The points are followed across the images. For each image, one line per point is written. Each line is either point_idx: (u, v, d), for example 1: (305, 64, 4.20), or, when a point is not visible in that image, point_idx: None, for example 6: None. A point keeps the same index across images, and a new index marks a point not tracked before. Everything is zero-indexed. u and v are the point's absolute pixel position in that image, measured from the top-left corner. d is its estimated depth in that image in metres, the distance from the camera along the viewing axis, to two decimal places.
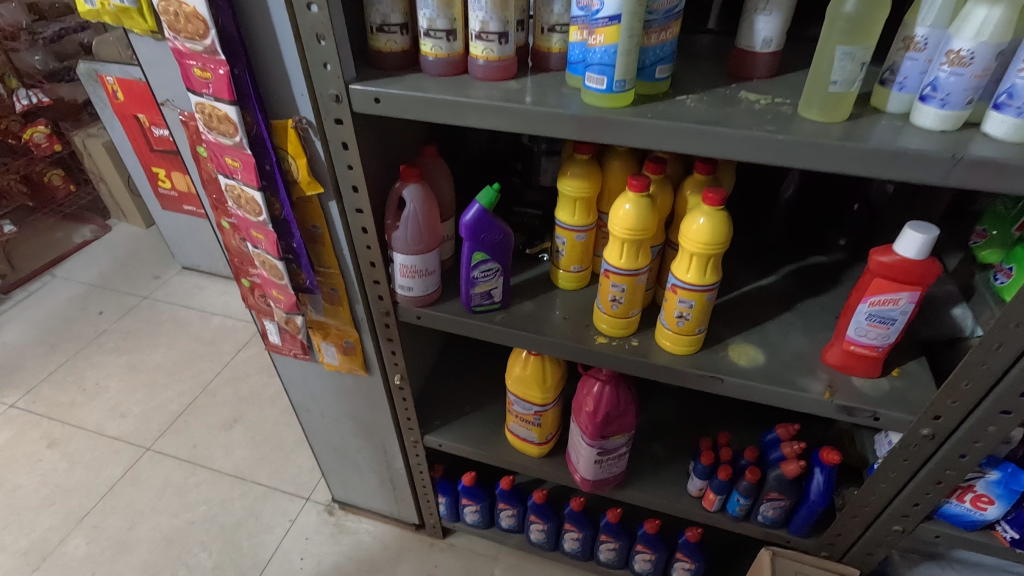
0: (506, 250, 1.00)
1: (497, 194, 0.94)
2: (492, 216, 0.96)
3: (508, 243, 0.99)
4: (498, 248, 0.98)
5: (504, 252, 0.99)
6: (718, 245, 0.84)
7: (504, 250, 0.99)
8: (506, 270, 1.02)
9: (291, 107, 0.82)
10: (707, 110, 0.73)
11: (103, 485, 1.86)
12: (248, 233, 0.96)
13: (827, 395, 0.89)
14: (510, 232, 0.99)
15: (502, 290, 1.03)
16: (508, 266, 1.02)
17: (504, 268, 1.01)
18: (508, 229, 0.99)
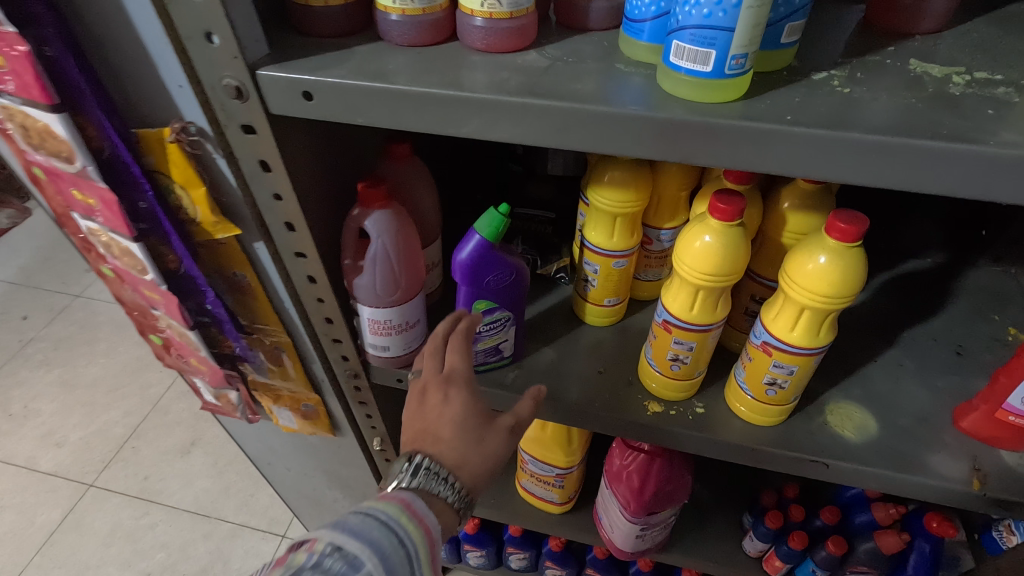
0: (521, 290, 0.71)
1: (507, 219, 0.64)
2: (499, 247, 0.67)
3: (523, 282, 0.70)
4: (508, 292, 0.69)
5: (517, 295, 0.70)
6: (846, 297, 0.56)
7: (518, 292, 0.70)
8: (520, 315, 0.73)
9: (166, 105, 0.50)
10: (875, 96, 0.42)
11: (40, 533, 1.58)
12: (138, 290, 0.64)
13: (975, 484, 0.65)
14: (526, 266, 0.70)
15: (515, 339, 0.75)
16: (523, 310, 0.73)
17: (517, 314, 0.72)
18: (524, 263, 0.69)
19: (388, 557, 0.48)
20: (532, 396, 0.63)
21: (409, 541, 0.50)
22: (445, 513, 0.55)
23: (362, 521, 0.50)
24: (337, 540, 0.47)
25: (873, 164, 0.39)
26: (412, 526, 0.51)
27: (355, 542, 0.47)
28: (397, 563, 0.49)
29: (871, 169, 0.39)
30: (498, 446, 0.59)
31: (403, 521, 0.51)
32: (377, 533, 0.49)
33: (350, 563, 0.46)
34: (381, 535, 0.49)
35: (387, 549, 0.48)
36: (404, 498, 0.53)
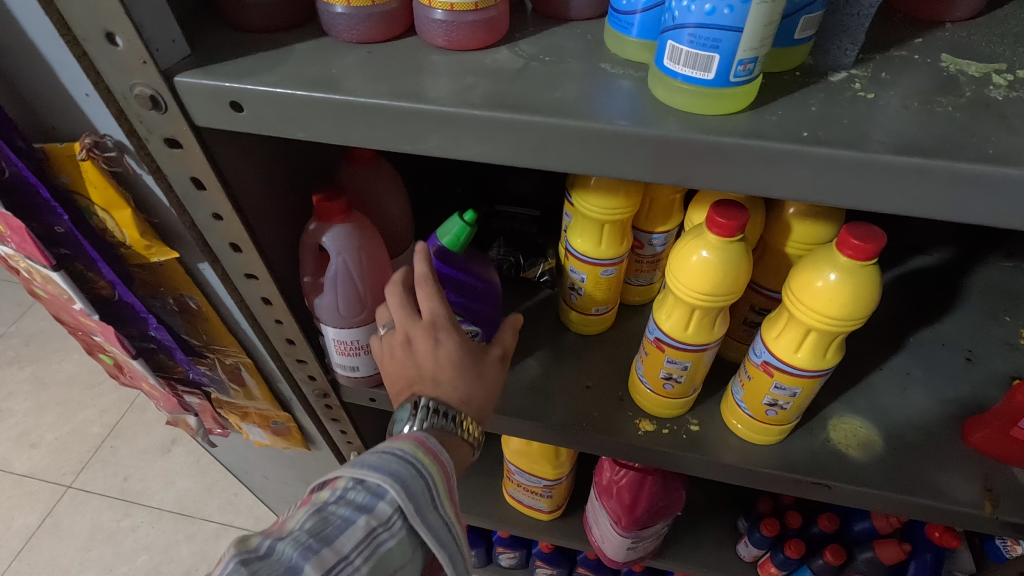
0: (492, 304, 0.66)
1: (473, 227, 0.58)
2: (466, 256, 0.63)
3: (494, 295, 0.65)
4: (478, 305, 0.64)
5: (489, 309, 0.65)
6: (857, 318, 0.51)
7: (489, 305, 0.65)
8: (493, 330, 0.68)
9: (78, 116, 0.43)
10: (904, 104, 0.36)
11: (16, 539, 1.47)
12: (70, 315, 0.58)
13: (987, 507, 0.60)
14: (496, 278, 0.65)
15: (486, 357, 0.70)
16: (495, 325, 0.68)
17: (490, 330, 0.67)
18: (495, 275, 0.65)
19: (411, 486, 0.43)
20: (513, 324, 0.57)
21: (431, 471, 0.45)
22: (458, 451, 0.51)
23: (380, 454, 0.45)
24: (357, 472, 0.43)
25: (901, 190, 0.33)
26: (432, 455, 0.46)
27: (377, 472, 0.43)
28: (420, 491, 0.43)
29: (899, 196, 0.33)
30: (493, 375, 0.54)
31: (422, 451, 0.45)
32: (398, 463, 0.44)
33: (374, 493, 0.42)
34: (403, 464, 0.44)
35: (410, 478, 0.43)
36: (417, 432, 0.48)
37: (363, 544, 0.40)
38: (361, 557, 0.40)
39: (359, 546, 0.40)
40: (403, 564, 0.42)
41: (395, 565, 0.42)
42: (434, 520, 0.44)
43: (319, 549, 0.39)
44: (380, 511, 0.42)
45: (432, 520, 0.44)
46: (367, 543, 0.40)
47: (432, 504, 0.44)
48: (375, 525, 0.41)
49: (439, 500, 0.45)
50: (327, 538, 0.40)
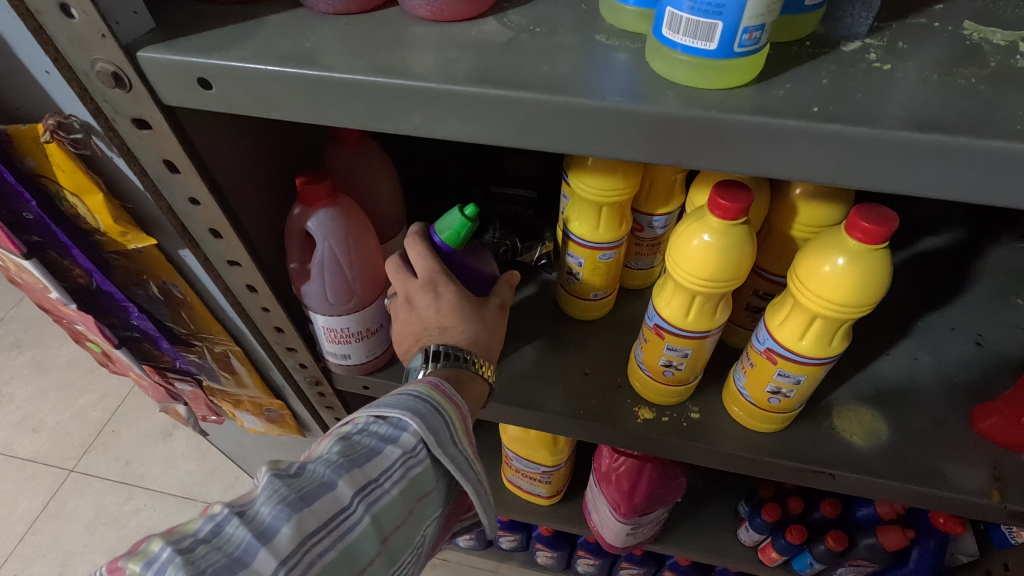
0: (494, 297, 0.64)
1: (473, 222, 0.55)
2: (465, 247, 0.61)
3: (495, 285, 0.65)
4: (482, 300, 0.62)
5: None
6: (866, 305, 0.48)
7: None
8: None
9: (41, 96, 0.40)
10: (922, 76, 0.33)
11: (21, 522, 1.48)
12: (50, 304, 0.56)
13: (994, 496, 0.59)
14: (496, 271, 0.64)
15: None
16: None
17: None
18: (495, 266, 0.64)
19: (433, 419, 0.43)
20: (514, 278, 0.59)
21: (451, 406, 0.45)
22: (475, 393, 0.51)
23: (400, 390, 0.45)
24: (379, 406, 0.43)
25: (918, 171, 0.31)
26: (450, 391, 0.46)
27: (399, 406, 0.43)
28: (441, 424, 0.43)
29: (915, 177, 0.31)
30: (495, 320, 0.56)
31: (440, 387, 0.45)
32: (419, 395, 0.44)
33: (397, 425, 0.42)
34: (423, 399, 0.44)
35: (432, 409, 0.43)
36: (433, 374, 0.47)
37: (391, 471, 0.40)
38: (391, 483, 0.39)
39: (388, 471, 0.40)
40: (430, 494, 0.42)
41: (422, 492, 0.41)
42: (457, 452, 0.44)
43: (348, 473, 0.38)
44: (406, 440, 0.41)
45: (454, 452, 0.43)
46: (394, 470, 0.40)
47: (454, 436, 0.44)
48: (402, 453, 0.41)
49: (460, 433, 0.45)
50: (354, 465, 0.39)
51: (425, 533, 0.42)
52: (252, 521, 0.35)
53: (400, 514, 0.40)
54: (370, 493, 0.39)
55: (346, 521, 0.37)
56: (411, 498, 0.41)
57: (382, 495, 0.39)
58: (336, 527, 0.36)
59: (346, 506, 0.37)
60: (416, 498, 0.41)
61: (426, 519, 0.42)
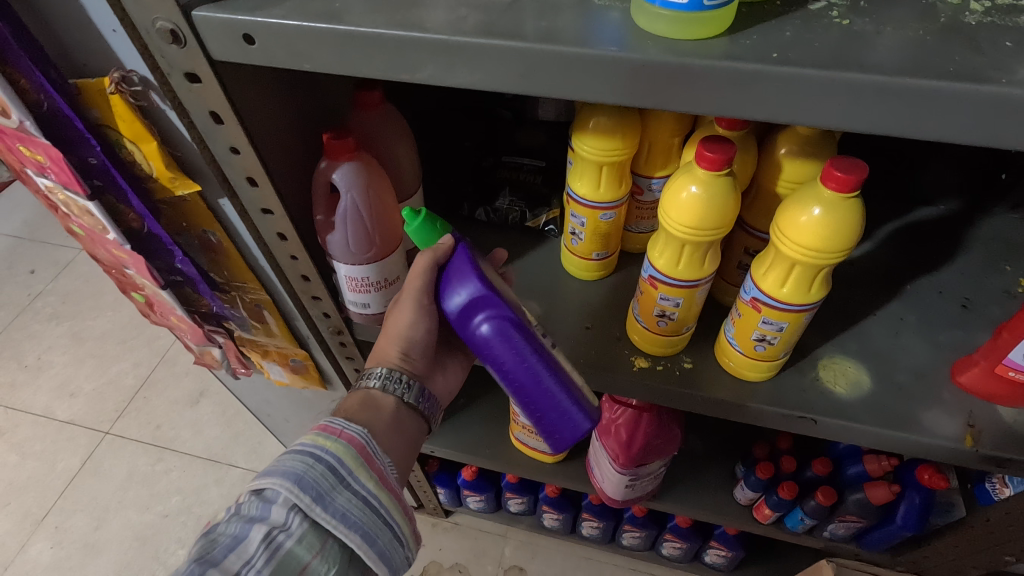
0: (494, 331, 0.55)
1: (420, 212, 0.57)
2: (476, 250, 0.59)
3: (474, 303, 0.56)
4: (460, 325, 0.57)
5: (478, 334, 0.56)
6: (840, 250, 0.52)
7: (507, 350, 0.56)
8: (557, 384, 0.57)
9: (107, 54, 0.47)
10: (879, 29, 0.38)
11: (61, 479, 1.54)
12: (107, 249, 0.63)
13: (968, 442, 0.63)
14: (474, 289, 0.56)
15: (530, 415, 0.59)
16: (553, 378, 0.57)
17: (504, 373, 0.57)
18: (477, 279, 0.56)
19: (303, 485, 0.49)
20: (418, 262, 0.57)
21: (334, 455, 0.52)
22: (377, 406, 0.60)
23: (280, 459, 0.52)
24: (256, 482, 0.50)
25: (866, 107, 0.35)
26: (337, 439, 0.53)
27: (269, 482, 0.49)
28: (313, 488, 0.49)
29: (863, 112, 0.35)
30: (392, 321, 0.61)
31: (322, 441, 0.52)
32: (294, 459, 0.51)
33: (268, 500, 0.49)
34: (297, 465, 0.50)
35: (305, 472, 0.50)
36: (324, 423, 0.55)
37: (258, 552, 0.46)
38: (260, 562, 0.45)
39: (255, 552, 0.46)
40: (314, 558, 0.48)
41: (302, 560, 0.47)
42: (341, 503, 0.50)
43: (209, 568, 0.44)
44: (275, 517, 0.48)
45: (331, 510, 0.49)
46: (262, 549, 0.46)
47: (337, 488, 0.50)
48: (270, 530, 0.47)
49: (346, 480, 0.51)
50: (218, 555, 0.45)
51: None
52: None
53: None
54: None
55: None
56: (290, 567, 0.46)
57: None
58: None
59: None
60: (298, 563, 0.47)
61: None
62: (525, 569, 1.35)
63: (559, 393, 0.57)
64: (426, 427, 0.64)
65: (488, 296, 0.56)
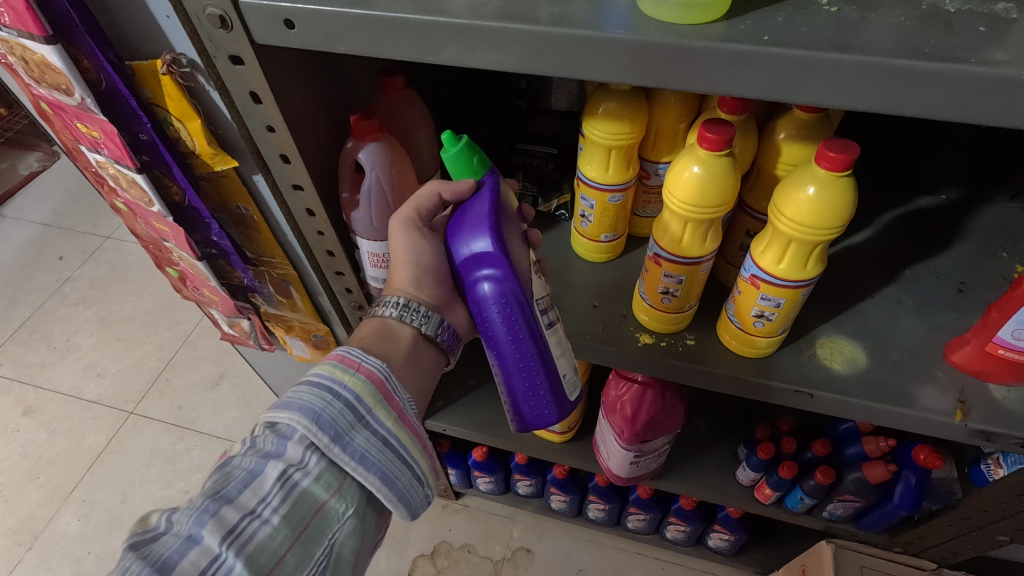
0: (490, 291, 0.57)
1: (461, 142, 0.58)
2: (497, 205, 0.59)
3: (481, 257, 0.57)
4: (463, 274, 0.59)
5: (476, 289, 0.58)
6: (831, 228, 0.56)
7: (500, 310, 0.58)
8: (541, 363, 0.61)
9: (161, 38, 0.52)
10: (864, 15, 0.41)
11: (89, 454, 1.59)
12: (149, 222, 0.68)
13: (958, 416, 0.65)
14: (493, 253, 0.57)
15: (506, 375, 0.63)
16: (536, 351, 0.60)
17: (492, 330, 0.60)
18: (490, 236, 0.57)
19: (321, 423, 0.51)
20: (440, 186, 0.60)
21: (352, 392, 0.53)
22: (394, 336, 0.62)
23: (296, 392, 0.53)
24: (272, 414, 0.52)
25: (847, 84, 0.39)
26: (355, 374, 0.54)
27: (286, 417, 0.51)
28: (330, 427, 0.51)
29: (845, 89, 0.39)
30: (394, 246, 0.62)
31: (340, 376, 0.54)
32: (312, 393, 0.52)
33: (284, 436, 0.51)
34: (314, 401, 0.52)
35: (322, 410, 0.52)
36: (341, 354, 0.56)
37: (273, 491, 0.48)
38: (276, 500, 0.48)
39: (271, 490, 0.48)
40: (331, 496, 0.51)
41: (319, 499, 0.50)
42: (359, 443, 0.52)
43: (224, 505, 0.47)
44: (291, 455, 0.50)
45: (349, 450, 0.52)
46: (278, 488, 0.49)
47: (356, 427, 0.53)
48: (286, 468, 0.50)
49: (364, 418, 0.53)
50: (233, 492, 0.48)
51: (339, 532, 0.51)
52: (151, 554, 0.45)
53: (301, 518, 0.49)
54: (253, 517, 0.47)
55: (224, 554, 0.45)
56: (308, 505, 0.49)
57: (262, 523, 0.47)
58: (218, 562, 0.45)
59: (226, 536, 0.46)
60: (315, 500, 0.50)
61: (332, 525, 0.50)
62: (533, 551, 1.39)
63: (539, 371, 0.61)
64: (444, 361, 0.66)
65: (502, 263, 0.57)
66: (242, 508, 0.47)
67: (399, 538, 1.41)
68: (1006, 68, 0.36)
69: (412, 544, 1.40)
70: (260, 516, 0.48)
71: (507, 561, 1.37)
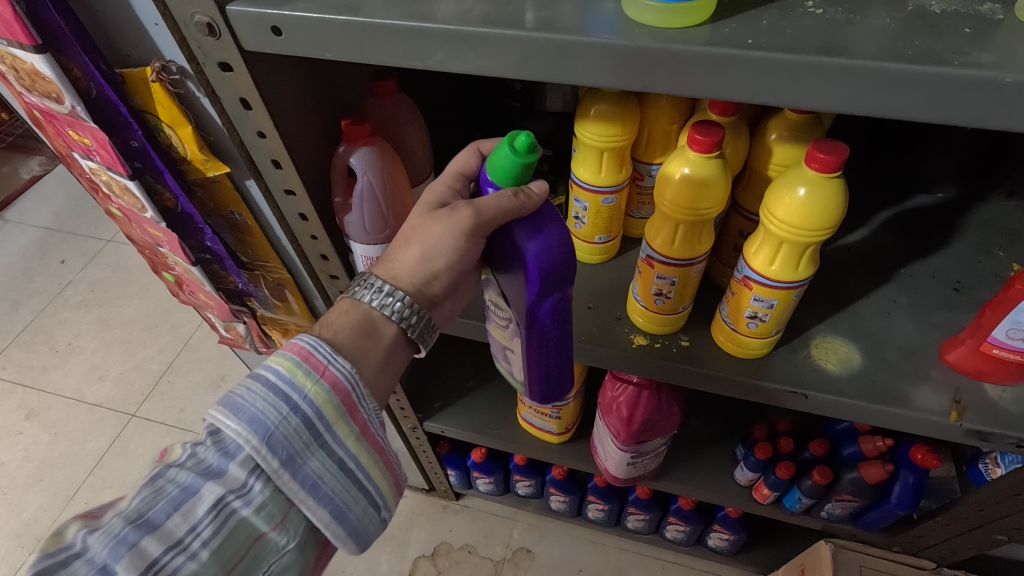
0: (555, 304, 0.56)
1: (530, 154, 0.53)
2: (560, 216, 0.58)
3: (563, 275, 0.56)
4: (531, 285, 0.55)
5: (546, 305, 0.56)
6: (823, 229, 0.56)
7: (563, 323, 0.58)
8: (565, 372, 0.63)
9: (151, 46, 0.52)
10: (849, 17, 0.41)
11: (92, 456, 1.60)
12: (143, 228, 0.68)
13: (953, 416, 0.65)
14: (569, 268, 0.56)
15: (529, 371, 0.63)
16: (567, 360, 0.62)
17: (538, 338, 0.58)
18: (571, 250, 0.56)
19: (273, 444, 0.48)
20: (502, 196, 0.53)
21: (312, 406, 0.50)
22: (374, 333, 0.57)
23: (248, 395, 0.48)
24: (218, 421, 0.48)
25: (832, 87, 0.39)
26: (318, 385, 0.50)
27: (235, 431, 0.47)
28: (283, 449, 0.48)
29: (831, 92, 0.39)
30: (437, 226, 0.55)
31: (301, 384, 0.49)
32: (266, 403, 0.48)
33: (228, 453, 0.47)
34: (269, 415, 0.48)
35: (274, 427, 0.48)
36: (307, 350, 0.51)
37: (206, 520, 0.45)
38: (209, 530, 0.45)
39: (203, 519, 0.45)
40: (273, 528, 0.48)
41: (259, 529, 0.47)
42: (313, 467, 0.50)
43: (147, 535, 0.43)
44: (233, 478, 0.46)
45: (301, 475, 0.49)
46: (212, 516, 0.45)
47: (311, 450, 0.50)
48: (224, 494, 0.46)
49: (321, 438, 0.50)
50: (159, 517, 0.44)
51: (277, 564, 0.48)
52: None
53: (236, 550, 0.46)
54: (179, 549, 0.44)
55: None
56: (245, 535, 0.46)
57: (190, 556, 0.44)
58: None
59: (145, 572, 0.42)
60: (255, 529, 0.47)
61: (270, 557, 0.47)
62: (533, 551, 1.39)
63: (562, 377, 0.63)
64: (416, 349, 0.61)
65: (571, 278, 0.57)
66: (167, 538, 0.44)
67: (401, 539, 1.42)
68: (990, 70, 0.36)
69: (412, 544, 1.40)
70: (188, 548, 0.44)
71: (507, 562, 1.38)
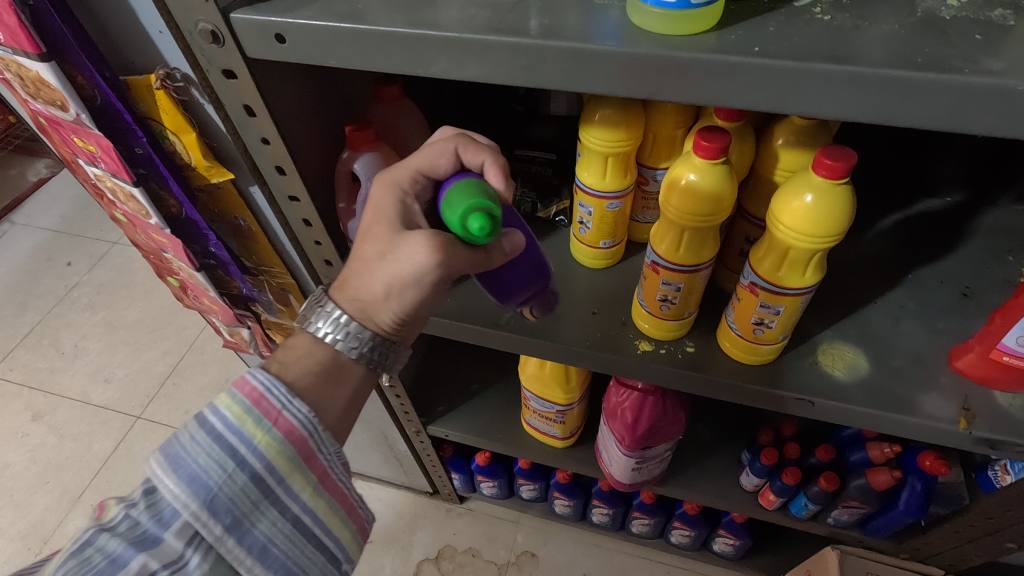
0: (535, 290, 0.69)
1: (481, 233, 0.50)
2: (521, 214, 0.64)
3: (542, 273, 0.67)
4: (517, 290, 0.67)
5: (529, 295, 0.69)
6: (829, 236, 0.55)
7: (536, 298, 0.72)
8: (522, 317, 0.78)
9: (156, 53, 0.52)
10: (857, 24, 0.40)
11: (98, 458, 1.60)
12: (147, 233, 0.68)
13: (962, 424, 0.64)
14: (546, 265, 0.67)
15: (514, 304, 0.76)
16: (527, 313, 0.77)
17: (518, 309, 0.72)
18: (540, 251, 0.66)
19: (218, 506, 0.48)
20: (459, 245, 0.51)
21: (261, 463, 0.49)
22: (341, 379, 0.56)
23: (192, 453, 0.48)
24: (159, 480, 0.47)
25: (839, 93, 0.38)
26: (269, 439, 0.49)
27: (176, 494, 0.47)
28: (229, 511, 0.48)
29: (839, 98, 0.38)
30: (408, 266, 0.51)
31: (250, 439, 0.49)
32: (211, 461, 0.48)
33: (162, 520, 0.47)
34: (215, 475, 0.48)
35: (219, 487, 0.48)
36: (260, 394, 0.50)
37: None
38: None
39: None
40: None
41: None
42: (262, 530, 0.49)
43: None
44: (171, 546, 0.46)
45: (248, 539, 0.49)
46: None
47: (260, 511, 0.49)
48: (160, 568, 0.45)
49: (272, 496, 0.50)
50: None
51: None
52: None
53: None
54: None
55: None
56: None
57: None
58: None
59: None
60: None
61: None
62: (537, 555, 1.38)
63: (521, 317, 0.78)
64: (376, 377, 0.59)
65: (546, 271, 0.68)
66: None
67: (405, 542, 1.41)
68: (1003, 78, 0.35)
69: (416, 547, 1.40)
70: None
71: (511, 565, 1.37)
